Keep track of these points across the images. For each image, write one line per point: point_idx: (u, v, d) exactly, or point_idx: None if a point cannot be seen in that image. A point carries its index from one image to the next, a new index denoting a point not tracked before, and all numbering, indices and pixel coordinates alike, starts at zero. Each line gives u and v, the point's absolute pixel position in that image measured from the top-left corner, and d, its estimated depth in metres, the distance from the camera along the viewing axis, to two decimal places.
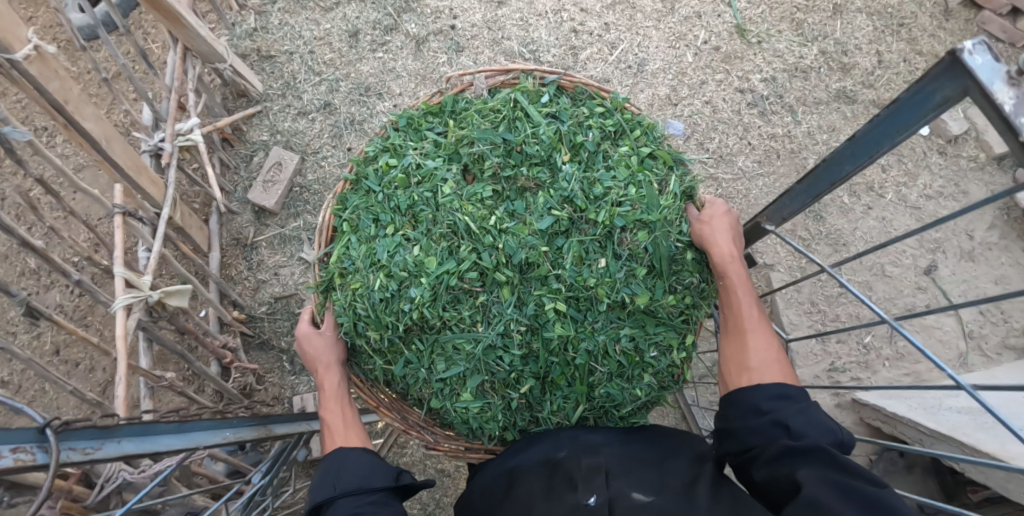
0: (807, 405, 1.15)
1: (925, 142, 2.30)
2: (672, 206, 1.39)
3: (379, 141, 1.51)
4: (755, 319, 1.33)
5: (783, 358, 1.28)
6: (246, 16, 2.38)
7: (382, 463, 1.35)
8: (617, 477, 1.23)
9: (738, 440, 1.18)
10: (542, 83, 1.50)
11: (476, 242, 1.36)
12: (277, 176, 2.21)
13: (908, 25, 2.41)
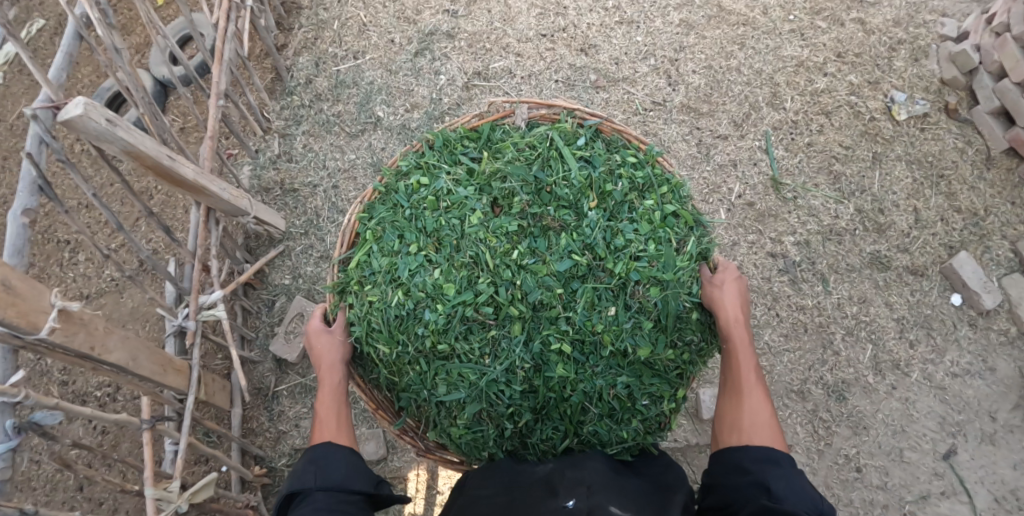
0: (790, 472, 1.17)
1: (954, 313, 2.11)
2: (687, 267, 1.45)
3: (413, 156, 1.54)
4: (752, 381, 1.36)
5: (775, 422, 1.30)
6: (271, 142, 2.21)
7: (365, 471, 1.33)
8: (597, 491, 1.27)
9: (719, 495, 1.23)
10: (581, 124, 1.54)
11: (495, 276, 1.41)
12: (299, 328, 2.05)
13: (949, 177, 2.19)
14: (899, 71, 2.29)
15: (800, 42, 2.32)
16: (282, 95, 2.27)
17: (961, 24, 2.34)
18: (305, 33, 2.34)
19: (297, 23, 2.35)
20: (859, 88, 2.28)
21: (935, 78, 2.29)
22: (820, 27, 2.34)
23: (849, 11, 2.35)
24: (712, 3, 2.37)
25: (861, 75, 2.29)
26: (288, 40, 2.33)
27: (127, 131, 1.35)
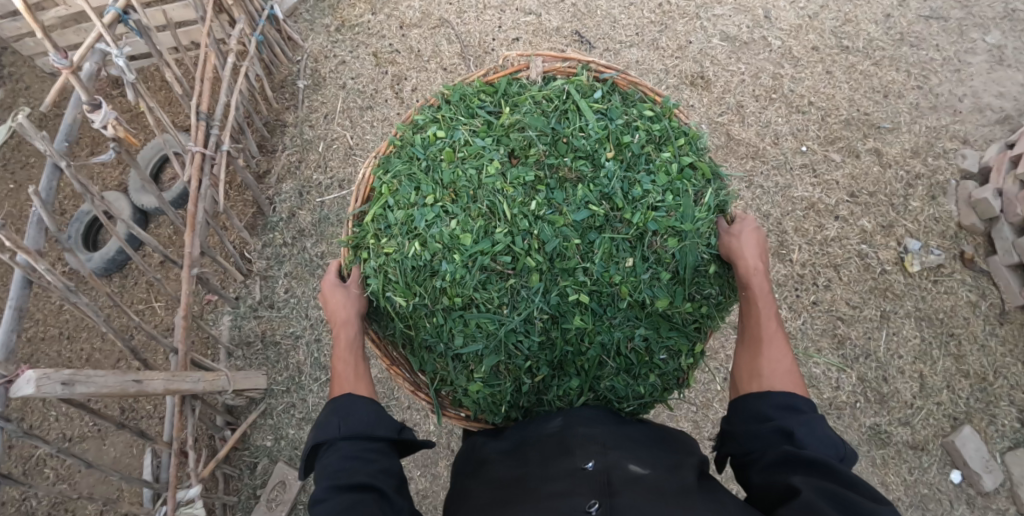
0: (813, 418, 1.12)
1: (953, 491, 1.99)
2: (705, 218, 1.45)
3: (430, 111, 1.54)
4: (771, 329, 1.32)
5: (796, 368, 1.25)
6: (252, 287, 2.14)
7: (387, 416, 1.31)
8: (612, 449, 1.18)
9: (738, 443, 1.17)
10: (598, 78, 1.54)
11: (512, 226, 1.40)
12: (279, 498, 1.95)
13: (959, 336, 2.09)
14: (914, 213, 2.20)
15: (812, 179, 2.24)
16: (264, 230, 2.20)
17: (982, 153, 2.25)
18: (289, 156, 2.28)
19: (280, 144, 2.30)
20: (871, 235, 2.19)
21: (952, 219, 2.20)
22: (834, 159, 2.26)
23: (865, 140, 2.28)
24: (721, 129, 2.30)
25: (875, 218, 2.20)
26: (271, 165, 2.27)
27: (88, 380, 1.27)
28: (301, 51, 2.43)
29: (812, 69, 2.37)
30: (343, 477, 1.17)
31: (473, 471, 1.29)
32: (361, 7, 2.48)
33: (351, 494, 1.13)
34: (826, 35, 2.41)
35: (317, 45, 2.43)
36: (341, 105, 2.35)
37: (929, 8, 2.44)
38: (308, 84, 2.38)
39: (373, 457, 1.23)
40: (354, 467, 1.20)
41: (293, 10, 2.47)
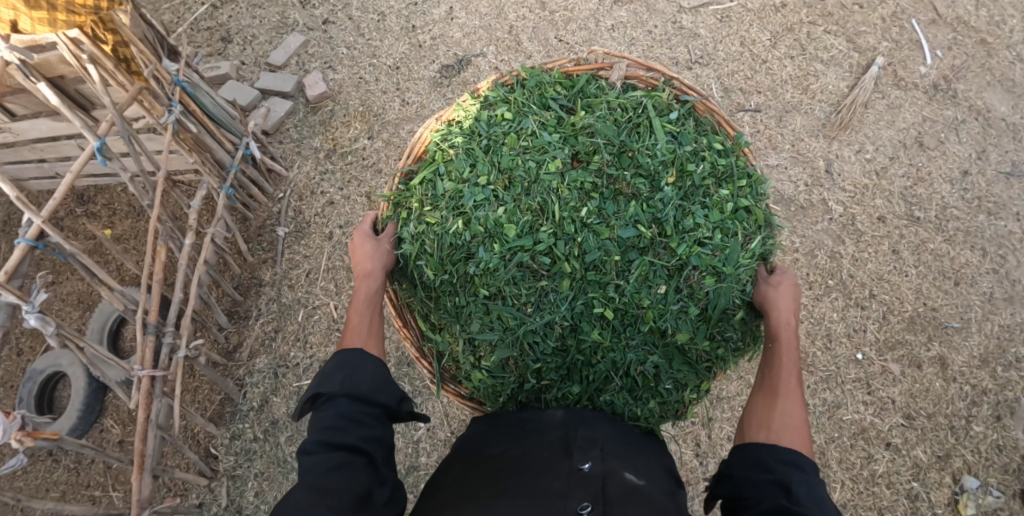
0: (815, 481, 1.13)
1: None
2: (747, 265, 1.44)
3: (503, 89, 1.51)
4: (790, 385, 1.32)
5: (806, 429, 1.25)
6: (217, 489, 1.91)
7: (390, 384, 1.33)
8: (610, 456, 1.21)
9: (734, 486, 1.19)
10: (678, 99, 1.49)
11: (558, 228, 1.39)
12: None
13: None
14: (976, 438, 1.97)
15: (864, 396, 2.01)
16: (232, 420, 1.98)
17: None
18: (262, 325, 2.08)
19: (254, 309, 2.10)
20: (925, 470, 1.94)
21: (1017, 449, 1.95)
22: (892, 372, 2.03)
23: (930, 345, 2.05)
24: None
25: (931, 447, 1.96)
26: (242, 338, 2.06)
27: None
28: (284, 183, 2.25)
29: (878, 247, 2.15)
30: (339, 435, 1.20)
31: (473, 450, 1.32)
32: (355, 128, 2.32)
33: (340, 456, 1.17)
34: (894, 200, 2.20)
35: (304, 176, 2.26)
36: (325, 260, 2.16)
37: (1010, 161, 2.26)
38: (290, 230, 2.19)
39: (368, 421, 1.25)
40: (349, 427, 1.22)
41: (280, 126, 2.32)
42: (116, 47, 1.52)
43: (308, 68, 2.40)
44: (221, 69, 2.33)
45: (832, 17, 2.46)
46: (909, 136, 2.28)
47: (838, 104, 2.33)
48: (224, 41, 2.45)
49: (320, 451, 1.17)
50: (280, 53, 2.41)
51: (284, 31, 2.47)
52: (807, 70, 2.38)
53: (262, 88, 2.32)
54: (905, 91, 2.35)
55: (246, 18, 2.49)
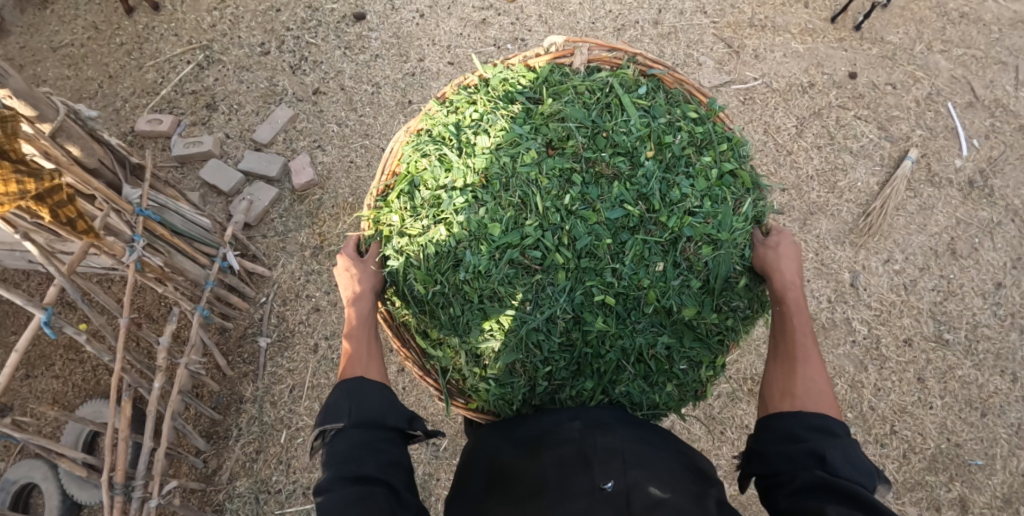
0: (849, 442, 1.07)
1: None
2: (742, 229, 1.40)
3: (466, 92, 1.49)
4: (807, 349, 1.27)
5: (831, 389, 1.20)
6: None
7: (399, 403, 1.28)
8: (633, 466, 1.12)
9: (766, 463, 1.12)
10: (644, 74, 1.48)
11: (543, 219, 1.35)
12: None
13: None
14: None
15: None
16: None
17: None
18: (243, 447, 1.93)
19: (233, 428, 1.95)
20: None
21: None
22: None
23: (952, 484, 1.92)
24: None
25: None
26: (220, 462, 1.91)
27: None
28: (268, 284, 2.12)
29: (902, 374, 2.02)
30: (355, 467, 1.13)
31: (489, 473, 1.24)
32: (346, 221, 2.18)
33: (359, 487, 1.09)
34: (922, 320, 2.07)
35: (289, 275, 2.12)
36: (310, 378, 2.02)
37: None
38: (273, 339, 2.05)
39: (382, 447, 1.19)
40: (364, 456, 1.15)
41: (265, 216, 2.19)
42: (58, 207, 1.28)
43: (296, 146, 2.27)
44: (202, 146, 2.20)
45: (863, 100, 2.32)
46: (941, 242, 2.15)
47: (867, 206, 2.19)
48: (209, 108, 2.31)
49: (340, 484, 1.10)
50: (266, 130, 2.27)
51: (272, 100, 2.33)
52: (836, 163, 2.25)
53: (247, 169, 2.19)
54: (939, 189, 2.21)
55: (233, 82, 2.35)
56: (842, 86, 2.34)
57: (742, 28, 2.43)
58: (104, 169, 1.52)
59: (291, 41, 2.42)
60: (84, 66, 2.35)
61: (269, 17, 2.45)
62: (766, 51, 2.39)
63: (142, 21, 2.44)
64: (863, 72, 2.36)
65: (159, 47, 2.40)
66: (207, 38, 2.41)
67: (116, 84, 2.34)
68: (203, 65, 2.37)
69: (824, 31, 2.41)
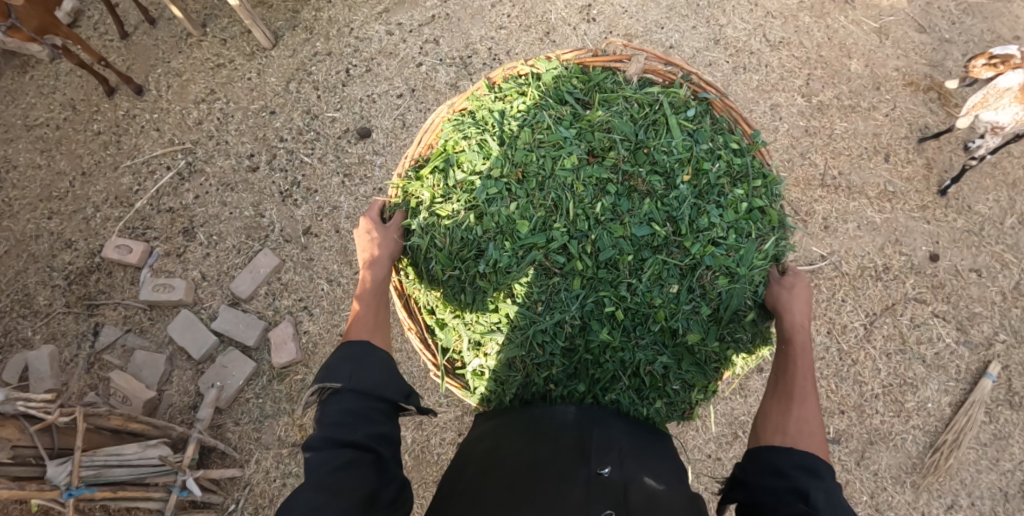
0: (833, 484, 1.10)
1: None
2: (760, 266, 1.42)
3: (518, 81, 1.48)
4: (805, 390, 1.29)
5: (823, 432, 1.22)
6: None
7: (396, 374, 1.29)
8: (629, 462, 1.17)
9: (752, 493, 1.16)
10: (695, 96, 1.47)
11: (571, 225, 1.38)
12: None
13: None
14: None
15: None
16: None
17: None
18: None
19: None
20: None
21: None
22: None
23: None
24: None
25: None
26: None
27: None
28: (240, 486, 1.92)
29: None
30: (345, 432, 1.15)
31: (488, 447, 1.27)
32: None
33: (347, 454, 1.12)
34: None
35: (262, 471, 1.93)
36: None
37: None
38: None
39: (375, 416, 1.21)
40: (356, 423, 1.17)
41: (238, 397, 1.97)
42: None
43: (279, 305, 2.03)
44: (174, 291, 2.01)
45: (942, 291, 1.97)
46: (1013, 481, 1.87)
47: (934, 438, 1.90)
48: (186, 234, 2.08)
49: (327, 448, 1.13)
50: (245, 281, 2.02)
51: (258, 236, 2.07)
52: (905, 377, 1.93)
53: (222, 332, 2.00)
54: (1018, 411, 1.90)
55: (215, 204, 2.09)
56: (920, 271, 1.98)
57: (812, 188, 2.04)
58: (22, 447, 1.42)
59: (283, 155, 2.13)
60: (57, 154, 2.13)
61: (260, 123, 2.14)
62: (837, 220, 2.02)
63: (123, 105, 2.17)
64: (946, 252, 1.98)
65: (138, 141, 2.14)
66: (192, 138, 2.14)
67: (89, 184, 2.11)
68: (184, 176, 2.12)
69: (906, 194, 2.02)
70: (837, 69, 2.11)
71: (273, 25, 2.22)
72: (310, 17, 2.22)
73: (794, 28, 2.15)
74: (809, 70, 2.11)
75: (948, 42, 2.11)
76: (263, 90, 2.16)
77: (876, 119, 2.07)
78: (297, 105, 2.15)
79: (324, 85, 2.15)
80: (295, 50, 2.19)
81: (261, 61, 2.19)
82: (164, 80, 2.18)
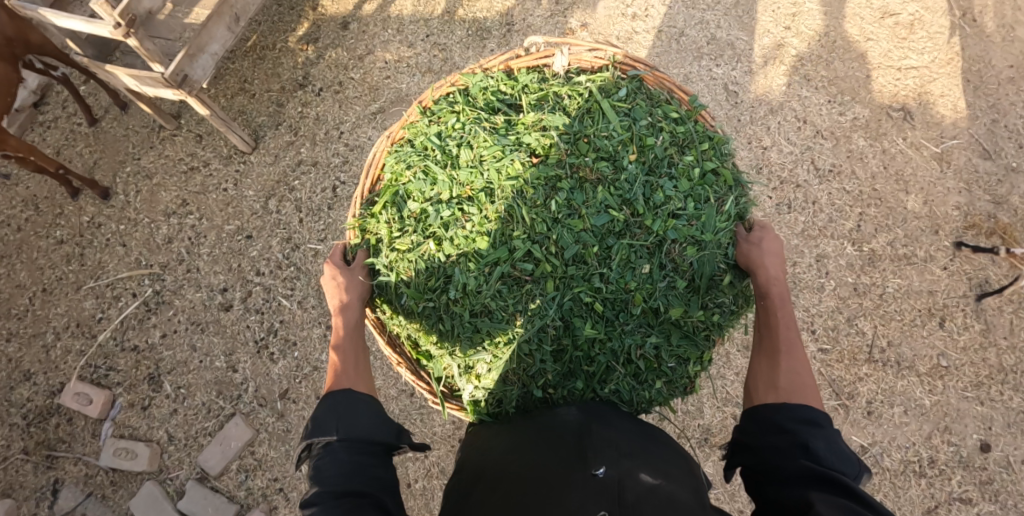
0: (834, 435, 1.10)
1: None
2: (725, 228, 1.42)
3: (448, 101, 1.48)
4: (791, 340, 1.30)
5: (816, 383, 1.22)
6: None
7: (386, 418, 1.27)
8: (629, 457, 1.14)
9: (754, 452, 1.15)
10: (624, 75, 1.46)
11: (530, 230, 1.38)
12: None
13: None
14: None
15: None
16: None
17: None
18: None
19: None
20: None
21: None
22: None
23: None
24: None
25: None
26: None
27: None
28: None
29: None
30: (343, 482, 1.12)
31: (487, 463, 1.26)
32: None
33: (350, 502, 1.09)
34: None
35: None
36: None
37: None
38: None
39: (371, 463, 1.18)
40: (353, 472, 1.15)
41: None
42: None
43: (250, 483, 1.97)
44: (138, 459, 1.96)
45: (991, 486, 1.85)
46: None
47: None
48: (152, 381, 2.03)
49: (329, 500, 1.09)
50: (214, 455, 1.97)
51: (229, 394, 2.02)
52: None
53: (185, 509, 1.93)
54: None
55: (183, 347, 2.05)
56: (970, 464, 1.86)
57: (858, 364, 1.94)
58: None
59: (258, 292, 2.07)
60: (19, 265, 2.10)
61: (236, 250, 2.09)
62: (882, 403, 1.91)
63: (88, 211, 2.13)
64: (998, 440, 1.87)
65: (103, 258, 2.10)
66: (160, 260, 2.10)
67: (50, 303, 2.08)
68: (151, 306, 2.08)
69: (960, 369, 1.91)
70: (892, 206, 2.01)
71: (254, 121, 2.18)
72: (295, 114, 2.18)
73: (846, 152, 2.05)
74: (861, 209, 2.01)
75: (1016, 170, 2.02)
76: (241, 206, 2.12)
77: (933, 273, 1.97)
78: (276, 231, 2.10)
79: (307, 208, 2.10)
80: (277, 156, 2.15)
81: (240, 165, 2.15)
82: (133, 183, 2.15)
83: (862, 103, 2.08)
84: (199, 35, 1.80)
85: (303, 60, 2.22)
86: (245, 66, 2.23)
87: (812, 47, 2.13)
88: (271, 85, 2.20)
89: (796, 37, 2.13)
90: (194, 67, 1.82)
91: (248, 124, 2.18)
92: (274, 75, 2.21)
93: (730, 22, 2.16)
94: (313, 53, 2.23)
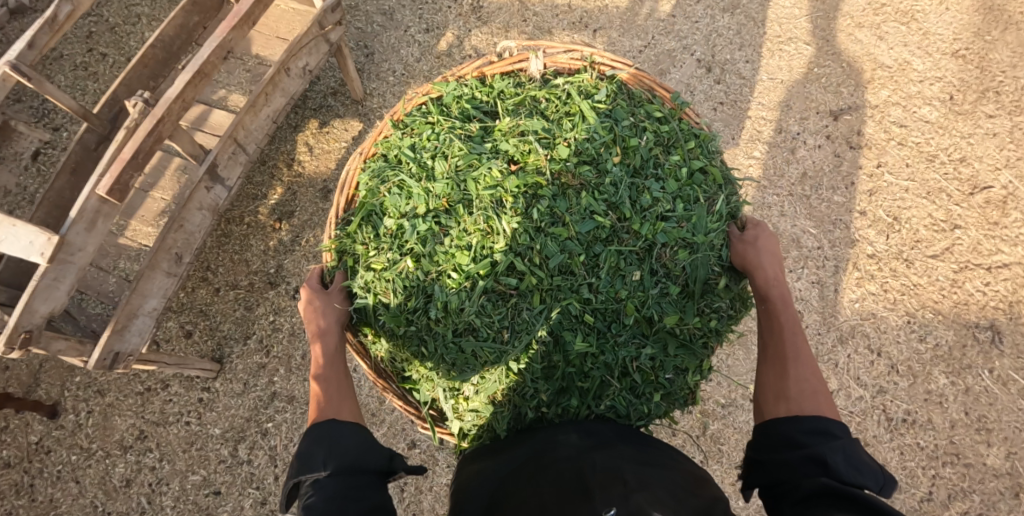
0: (849, 446, 1.01)
1: None
2: (717, 229, 1.35)
3: (423, 112, 1.42)
4: (797, 345, 1.21)
5: (828, 390, 1.14)
6: None
7: (376, 444, 1.15)
8: (633, 485, 1.04)
9: (767, 472, 1.06)
10: (603, 77, 1.41)
11: (512, 241, 1.31)
12: None
13: None
14: None
15: None
16: None
17: None
18: None
19: None
20: None
21: None
22: None
23: None
24: None
25: None
26: None
27: None
28: None
29: None
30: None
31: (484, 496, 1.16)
32: None
33: None
34: None
35: None
36: None
37: None
38: None
39: (360, 494, 1.06)
40: (342, 506, 1.02)
41: None
42: None
43: None
44: None
45: None
46: None
47: None
48: None
49: None
50: None
51: None
52: None
53: None
54: None
55: None
56: None
57: None
58: None
59: None
60: None
61: (202, 508, 1.85)
62: None
63: (36, 431, 1.88)
64: None
65: (55, 494, 1.85)
66: (118, 508, 1.85)
67: None
68: None
69: None
70: (972, 461, 1.84)
71: (220, 331, 1.96)
72: (266, 325, 1.96)
73: (923, 394, 1.89)
74: (935, 469, 1.84)
75: None
76: (205, 449, 1.88)
77: None
78: (247, 488, 1.86)
79: (282, 462, 1.87)
80: (246, 383, 1.92)
81: (202, 392, 1.92)
82: (84, 403, 1.90)
83: (945, 323, 1.93)
84: (130, 300, 1.49)
85: (276, 244, 2.01)
86: (210, 245, 2.01)
87: (892, 240, 2.01)
88: (238, 278, 1.99)
89: (874, 227, 2.02)
90: (126, 338, 1.52)
91: (209, 337, 1.96)
92: (240, 261, 2.00)
93: (797, 209, 2.04)
94: (287, 234, 2.02)
